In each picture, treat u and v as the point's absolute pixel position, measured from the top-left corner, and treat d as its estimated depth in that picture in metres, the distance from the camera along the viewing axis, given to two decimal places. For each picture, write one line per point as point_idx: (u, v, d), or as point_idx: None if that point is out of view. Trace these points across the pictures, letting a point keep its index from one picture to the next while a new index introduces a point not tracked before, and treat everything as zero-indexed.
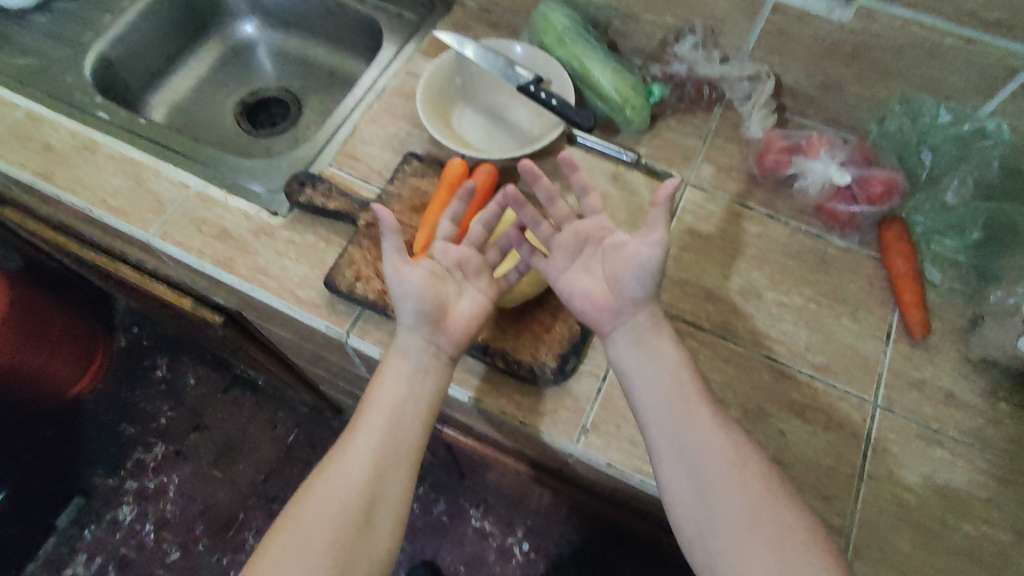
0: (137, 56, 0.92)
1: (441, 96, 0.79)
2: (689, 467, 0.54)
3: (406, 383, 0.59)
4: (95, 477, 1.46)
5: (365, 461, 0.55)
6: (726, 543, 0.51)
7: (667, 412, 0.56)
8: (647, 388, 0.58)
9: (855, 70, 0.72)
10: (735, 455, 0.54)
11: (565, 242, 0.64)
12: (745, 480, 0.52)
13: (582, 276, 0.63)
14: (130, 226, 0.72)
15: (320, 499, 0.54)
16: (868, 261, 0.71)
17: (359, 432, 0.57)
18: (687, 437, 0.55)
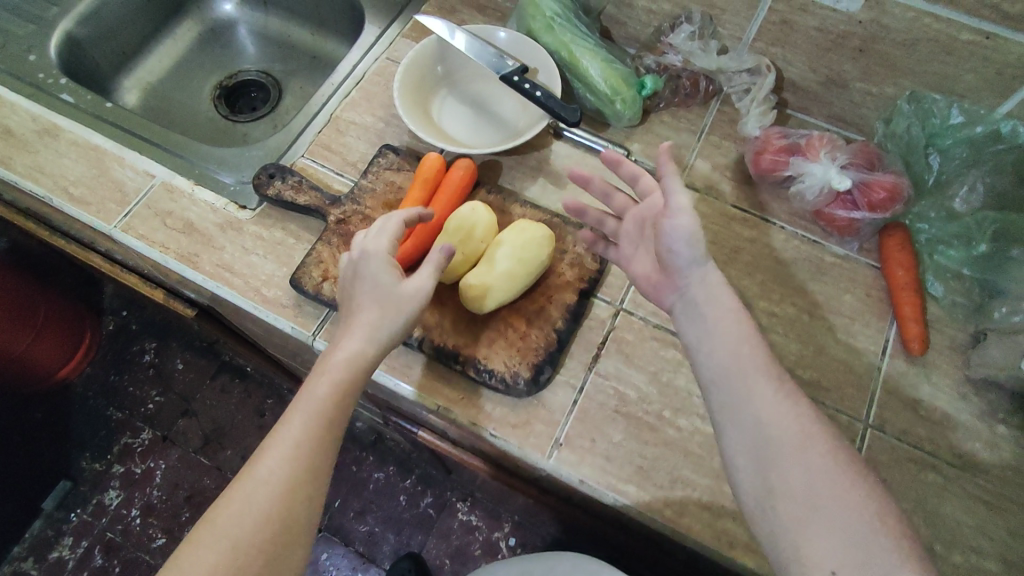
0: (107, 34, 0.88)
1: (420, 86, 0.74)
2: (750, 437, 0.46)
3: (343, 371, 0.52)
4: (82, 461, 1.44)
5: (288, 465, 0.48)
6: (790, 524, 0.43)
7: (725, 379, 0.49)
8: (707, 356, 0.51)
9: (862, 65, 0.67)
10: (801, 429, 0.45)
11: (629, 229, 0.61)
12: (810, 457, 0.44)
13: (647, 260, 0.59)
14: (91, 217, 0.69)
15: (234, 512, 0.47)
16: (866, 269, 0.67)
17: (307, 417, 0.50)
18: (746, 408, 0.47)
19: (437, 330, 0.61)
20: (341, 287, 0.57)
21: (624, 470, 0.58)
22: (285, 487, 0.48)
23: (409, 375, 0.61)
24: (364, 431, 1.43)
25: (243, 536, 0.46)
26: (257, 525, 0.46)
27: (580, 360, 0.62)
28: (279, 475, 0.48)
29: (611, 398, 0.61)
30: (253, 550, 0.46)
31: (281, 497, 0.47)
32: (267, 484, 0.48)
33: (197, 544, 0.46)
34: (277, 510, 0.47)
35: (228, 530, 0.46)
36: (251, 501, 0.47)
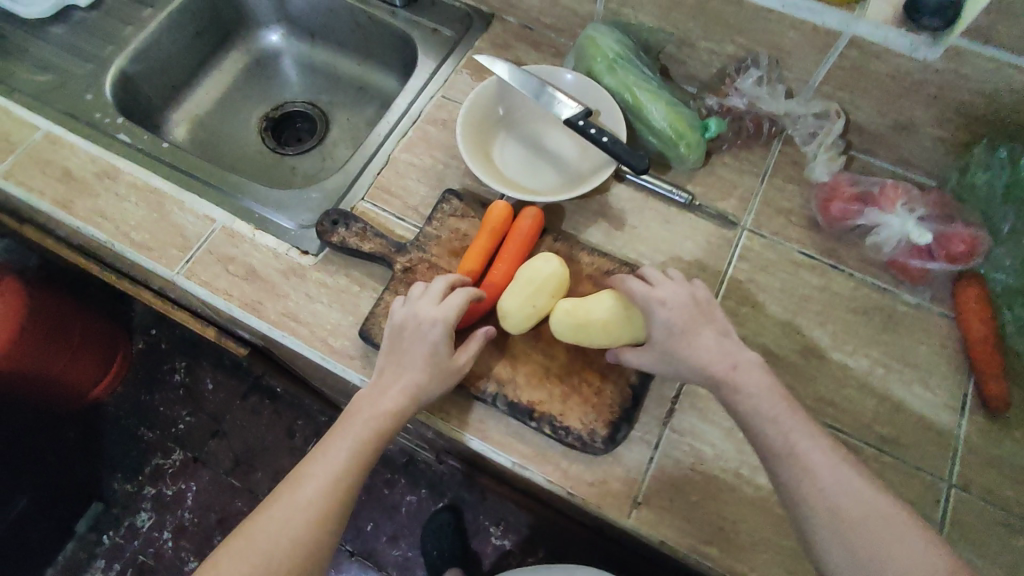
0: (158, 69, 0.87)
1: (482, 126, 0.73)
2: (828, 505, 0.47)
3: (383, 421, 0.57)
4: (114, 482, 1.45)
5: (323, 498, 0.54)
6: None
7: (787, 466, 0.49)
8: (759, 438, 0.51)
9: (936, 112, 0.66)
10: (870, 505, 0.47)
11: (673, 302, 0.56)
12: (886, 541, 0.46)
13: (706, 338, 0.55)
14: (153, 263, 0.68)
15: (268, 534, 0.52)
16: (940, 319, 0.66)
17: (343, 449, 0.56)
18: (810, 495, 0.48)
19: (511, 386, 0.61)
20: (392, 332, 0.60)
21: (704, 530, 0.58)
22: (318, 520, 0.53)
23: (483, 431, 0.61)
24: (396, 453, 1.43)
25: (277, 559, 0.51)
26: (290, 551, 0.51)
27: (654, 415, 0.62)
28: (314, 507, 0.53)
29: (687, 454, 0.61)
30: (282, 569, 0.51)
31: (313, 529, 0.52)
32: (302, 514, 0.53)
33: (236, 554, 0.51)
34: (306, 542, 0.52)
35: (263, 547, 0.51)
36: (286, 527, 0.52)
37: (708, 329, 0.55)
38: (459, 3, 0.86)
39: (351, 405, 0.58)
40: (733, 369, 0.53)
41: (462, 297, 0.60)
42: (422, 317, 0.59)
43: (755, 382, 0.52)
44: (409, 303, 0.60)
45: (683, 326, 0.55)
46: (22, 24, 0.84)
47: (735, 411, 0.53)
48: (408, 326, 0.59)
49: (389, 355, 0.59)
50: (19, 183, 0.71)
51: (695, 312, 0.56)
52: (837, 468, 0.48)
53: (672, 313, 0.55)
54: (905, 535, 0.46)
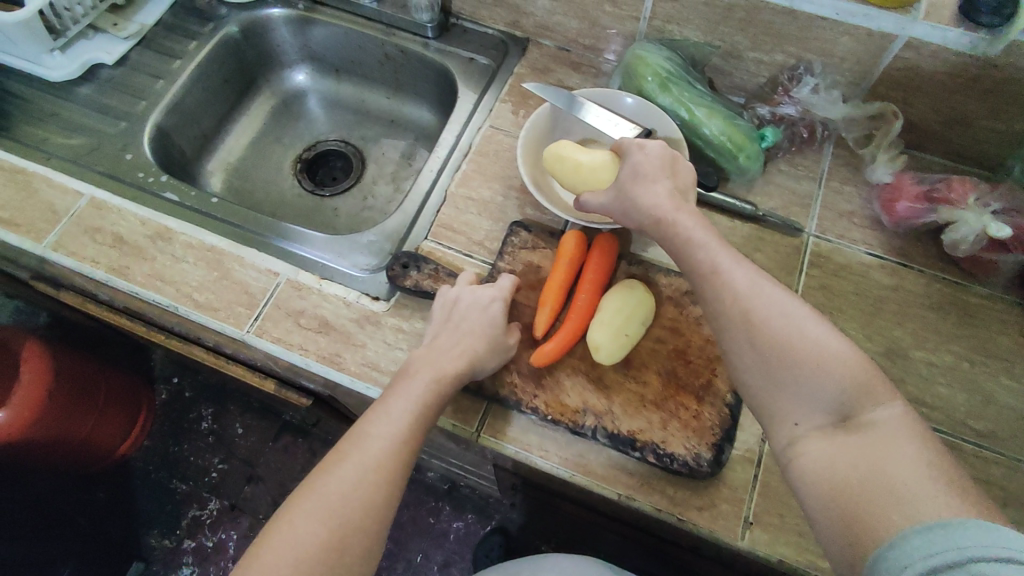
0: (190, 119, 0.85)
1: (540, 151, 0.73)
2: (725, 309, 0.49)
3: (444, 383, 0.57)
4: (151, 539, 1.33)
5: (390, 458, 0.52)
6: (770, 386, 0.47)
7: (709, 283, 0.51)
8: (688, 260, 0.53)
9: (992, 105, 0.66)
10: (776, 307, 0.48)
11: (649, 158, 0.59)
12: (792, 331, 0.47)
13: (661, 187, 0.57)
14: (221, 323, 0.66)
15: (336, 495, 0.50)
16: (1014, 309, 0.67)
17: (401, 409, 0.55)
18: (727, 302, 0.49)
19: (609, 416, 0.60)
20: (445, 306, 0.62)
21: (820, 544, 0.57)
22: (386, 480, 0.52)
23: (584, 465, 0.60)
24: (437, 479, 1.39)
25: (348, 520, 0.49)
26: (357, 511, 0.50)
27: (752, 432, 0.62)
28: (382, 466, 0.52)
29: None
30: (351, 529, 0.49)
31: (381, 486, 0.51)
32: (369, 472, 0.51)
33: (301, 516, 0.49)
34: (377, 502, 0.51)
35: (333, 508, 0.49)
36: (355, 487, 0.50)
37: (666, 182, 0.57)
38: (493, 30, 0.86)
39: (405, 371, 0.58)
40: (677, 211, 0.55)
41: (509, 279, 0.64)
42: (474, 294, 0.62)
43: (686, 222, 0.54)
44: (459, 284, 0.64)
45: (645, 172, 0.58)
46: (48, 86, 0.81)
47: (673, 244, 0.55)
48: (461, 299, 0.62)
49: (442, 326, 0.61)
50: (68, 253, 0.69)
51: (666, 167, 0.58)
52: (755, 281, 0.50)
53: (643, 163, 0.59)
54: (813, 332, 0.47)
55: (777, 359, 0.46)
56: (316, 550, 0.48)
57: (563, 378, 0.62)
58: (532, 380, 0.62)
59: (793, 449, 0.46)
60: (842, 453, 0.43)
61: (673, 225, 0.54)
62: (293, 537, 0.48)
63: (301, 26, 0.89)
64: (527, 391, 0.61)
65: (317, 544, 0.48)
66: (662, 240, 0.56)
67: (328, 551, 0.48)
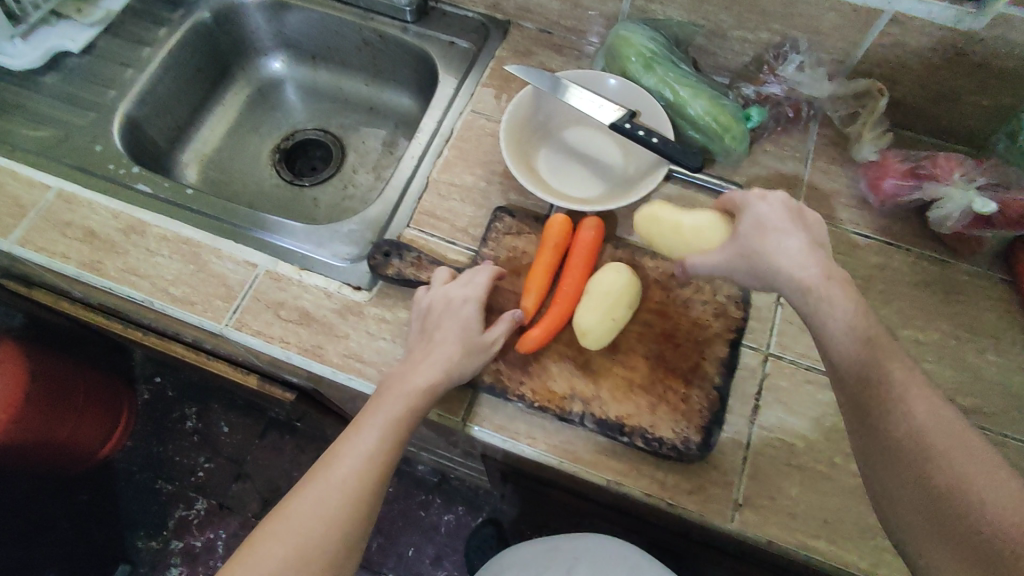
0: (163, 109, 0.83)
1: (523, 136, 0.71)
2: (866, 414, 0.46)
3: (417, 398, 0.55)
4: (137, 540, 1.31)
5: (358, 476, 0.51)
6: (912, 512, 0.42)
7: (859, 384, 0.47)
8: (834, 351, 0.49)
9: (978, 80, 0.66)
10: (928, 422, 0.43)
11: (774, 213, 0.56)
12: (944, 449, 0.42)
13: (797, 248, 0.53)
14: (198, 317, 0.65)
15: (303, 517, 0.49)
16: (1000, 284, 0.67)
17: (373, 428, 0.53)
18: (888, 418, 0.44)
19: (597, 403, 0.59)
20: (422, 313, 0.60)
21: (809, 524, 0.57)
22: (354, 498, 0.50)
23: (573, 452, 0.59)
24: (427, 472, 1.37)
25: (314, 543, 0.48)
26: (323, 534, 0.49)
27: (741, 414, 0.61)
28: (349, 487, 0.50)
29: (780, 450, 0.60)
30: (317, 553, 0.48)
31: (349, 508, 0.50)
32: (337, 494, 0.50)
33: (268, 540, 0.49)
34: (345, 525, 0.50)
35: (298, 531, 0.49)
36: (322, 509, 0.50)
37: (800, 238, 0.54)
38: (473, 13, 0.84)
39: (382, 387, 0.57)
40: (828, 279, 0.51)
41: (485, 275, 0.62)
42: (449, 299, 0.60)
43: (837, 298, 0.50)
44: (433, 285, 0.62)
45: (773, 226, 0.55)
46: (11, 76, 0.78)
47: (816, 327, 0.50)
48: (435, 304, 0.60)
49: (419, 334, 0.59)
50: (38, 249, 0.66)
51: (794, 223, 0.55)
52: (924, 402, 0.44)
53: (769, 220, 0.55)
54: (1003, 488, 0.39)
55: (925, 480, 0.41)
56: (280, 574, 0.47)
57: (550, 365, 0.61)
58: (518, 367, 0.60)
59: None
60: None
61: (827, 297, 0.50)
62: (259, 562, 0.48)
63: (275, 12, 0.87)
64: (512, 378, 0.60)
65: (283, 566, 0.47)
66: (811, 311, 0.51)
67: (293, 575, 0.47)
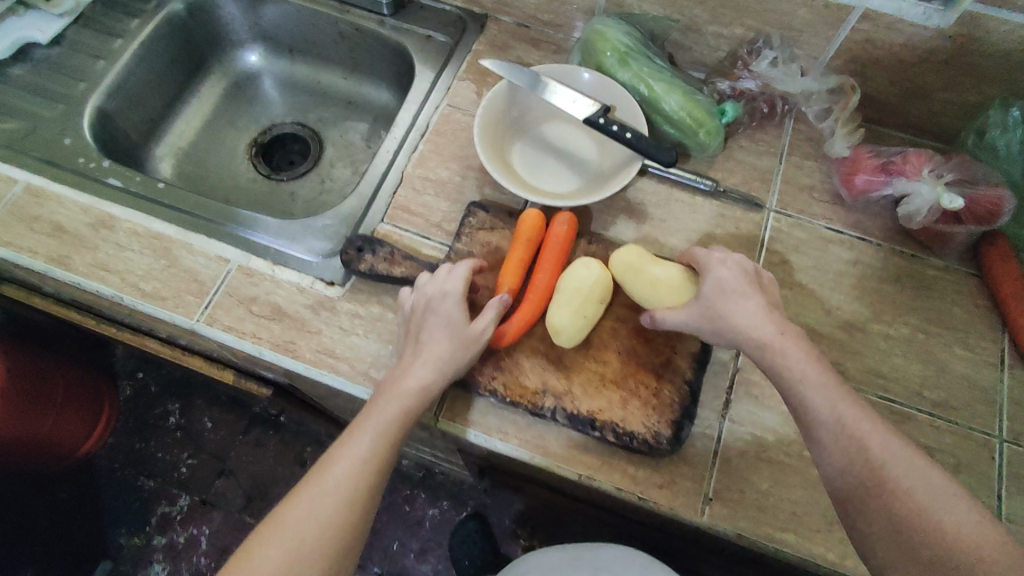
0: (135, 102, 0.82)
1: (498, 132, 0.71)
2: (839, 460, 0.48)
3: (408, 400, 0.55)
4: (119, 537, 1.27)
5: (354, 478, 0.52)
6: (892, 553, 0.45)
7: (826, 429, 0.49)
8: (801, 400, 0.51)
9: (948, 77, 0.66)
10: (893, 460, 0.47)
11: (731, 275, 0.57)
12: (908, 482, 0.46)
13: (754, 310, 0.55)
14: (169, 312, 0.64)
15: (300, 520, 0.50)
16: (969, 279, 0.67)
17: (366, 432, 0.53)
18: (850, 457, 0.48)
19: (568, 397, 0.59)
20: (409, 315, 0.60)
21: (778, 517, 0.58)
22: (349, 501, 0.51)
23: (544, 447, 0.59)
24: (411, 467, 1.35)
25: (307, 546, 0.49)
26: (318, 537, 0.49)
27: (712, 408, 0.62)
28: (343, 491, 0.51)
29: (750, 444, 0.60)
30: (311, 557, 0.48)
31: (343, 511, 0.50)
32: (331, 498, 0.50)
33: (263, 545, 0.49)
34: (339, 528, 0.50)
35: (293, 535, 0.49)
36: (317, 513, 0.50)
37: (756, 300, 0.55)
38: (450, 6, 0.83)
39: (375, 391, 0.57)
40: (783, 337, 0.54)
41: (465, 268, 0.61)
42: (434, 297, 0.59)
43: (794, 354, 0.53)
44: (416, 285, 0.61)
45: (731, 288, 0.56)
46: None
47: (779, 375, 0.53)
48: (420, 305, 0.59)
49: (407, 338, 0.59)
50: (5, 244, 0.65)
51: (750, 284, 0.57)
52: (880, 437, 0.48)
53: (727, 281, 0.56)
54: (950, 509, 0.45)
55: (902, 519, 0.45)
56: None
57: (522, 360, 0.61)
58: (490, 362, 0.60)
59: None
60: None
61: (784, 352, 0.53)
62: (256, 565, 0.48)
63: (251, 5, 0.86)
64: (485, 374, 0.60)
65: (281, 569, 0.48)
66: (770, 368, 0.53)
67: None
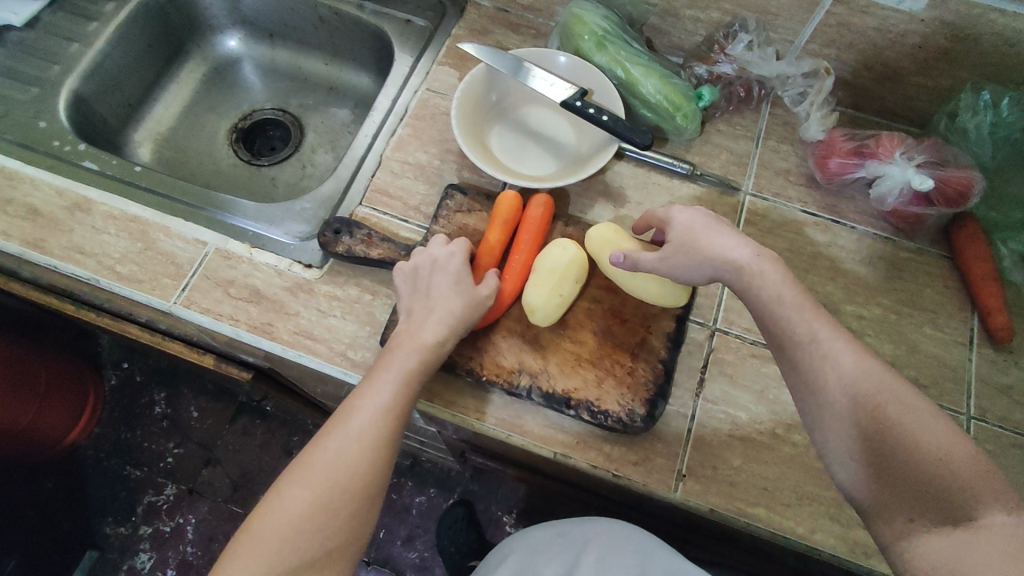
0: (113, 86, 0.81)
1: (476, 116, 0.71)
2: (811, 383, 0.49)
3: (426, 353, 0.55)
4: (105, 526, 1.27)
5: (374, 426, 0.52)
6: (863, 466, 0.46)
7: (803, 350, 0.50)
8: (778, 325, 0.52)
9: (920, 61, 0.67)
10: (863, 377, 0.47)
11: (695, 215, 0.59)
12: (880, 398, 0.46)
13: (729, 240, 0.56)
14: (146, 295, 0.64)
15: (324, 467, 0.50)
16: (940, 261, 0.68)
17: (385, 381, 0.54)
18: (824, 378, 0.49)
19: (545, 376, 0.60)
20: (409, 277, 0.60)
21: (749, 493, 0.59)
22: (373, 447, 0.51)
23: (521, 426, 0.60)
24: (398, 455, 1.34)
25: (335, 489, 0.49)
26: (344, 482, 0.50)
27: (686, 387, 0.62)
28: (367, 438, 0.51)
29: (723, 422, 0.61)
30: (339, 501, 0.49)
31: (367, 456, 0.51)
32: (355, 445, 0.51)
33: (290, 490, 0.49)
34: (364, 472, 0.50)
35: (319, 481, 0.49)
36: (341, 459, 0.50)
37: (727, 231, 0.57)
38: None
39: (389, 344, 0.57)
40: (759, 257, 0.55)
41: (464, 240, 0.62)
42: (440, 259, 0.61)
43: (769, 275, 0.54)
44: (416, 250, 0.61)
45: (701, 225, 0.58)
46: None
47: (755, 303, 0.54)
48: (426, 266, 0.60)
49: (413, 296, 0.59)
50: None
51: (715, 221, 0.58)
52: (871, 371, 0.48)
53: (694, 222, 0.58)
54: (927, 430, 0.45)
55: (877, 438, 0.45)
56: (305, 521, 0.48)
57: (499, 340, 0.61)
58: (466, 343, 0.61)
59: (905, 547, 0.43)
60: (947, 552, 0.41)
61: (761, 272, 0.54)
62: (284, 507, 0.49)
63: None
64: (463, 354, 0.60)
65: (308, 510, 0.49)
66: (763, 289, 0.53)
67: (317, 521, 0.48)
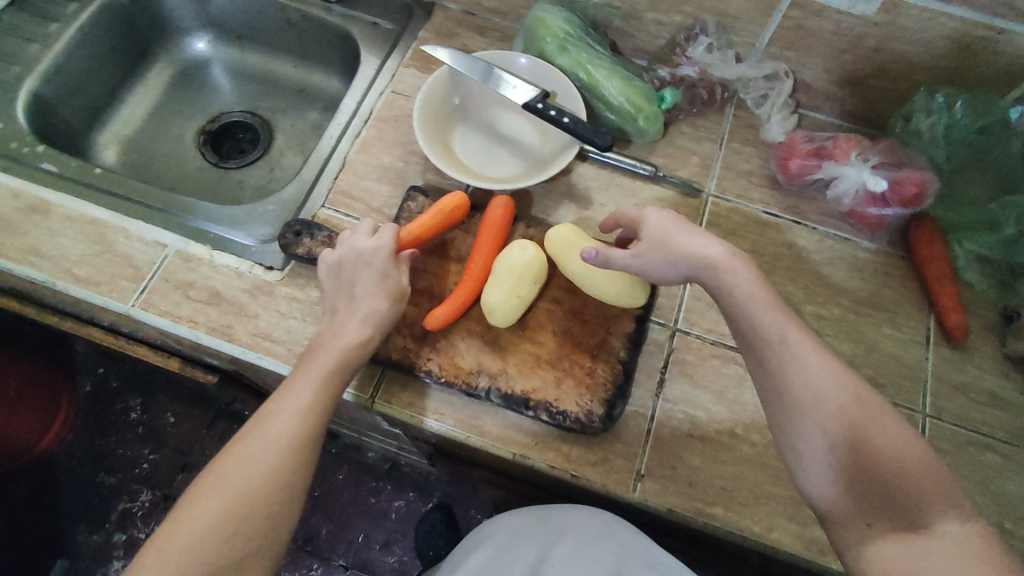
0: (76, 89, 0.81)
1: (439, 118, 0.71)
2: (780, 384, 0.48)
3: (347, 353, 0.55)
4: (77, 534, 1.25)
5: (294, 428, 0.51)
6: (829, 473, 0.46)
7: (769, 349, 0.50)
8: (748, 322, 0.51)
9: (876, 64, 0.68)
10: (831, 380, 0.47)
11: (667, 215, 0.58)
12: (844, 402, 0.47)
13: (702, 240, 0.55)
14: (103, 298, 0.63)
15: (240, 471, 0.49)
16: (899, 261, 0.69)
17: (305, 383, 0.53)
18: (792, 378, 0.48)
19: (503, 377, 0.60)
20: (332, 270, 0.60)
21: (706, 492, 0.59)
22: (291, 448, 0.51)
23: (480, 426, 0.60)
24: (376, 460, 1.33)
25: (251, 493, 0.48)
26: (261, 485, 0.49)
27: (646, 388, 0.63)
28: (285, 440, 0.51)
29: (683, 422, 0.61)
30: (256, 505, 0.48)
31: (284, 459, 0.50)
32: (273, 446, 0.50)
33: (203, 497, 0.48)
34: (282, 474, 0.49)
35: (235, 484, 0.48)
36: (258, 462, 0.49)
37: (699, 232, 0.56)
38: None
39: (310, 347, 0.57)
40: (733, 257, 0.54)
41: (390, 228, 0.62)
42: (363, 251, 0.60)
43: (741, 273, 0.53)
44: (340, 240, 0.61)
45: (673, 225, 0.57)
46: None
47: (723, 302, 0.53)
48: (348, 259, 0.60)
49: (337, 292, 0.59)
50: None
51: (687, 221, 0.57)
52: (842, 381, 0.47)
53: (667, 223, 0.57)
54: (888, 438, 0.46)
55: (842, 444, 0.46)
56: (217, 528, 0.47)
57: (459, 341, 0.61)
58: (425, 344, 0.61)
59: (862, 552, 0.44)
60: (903, 557, 0.42)
61: (733, 268, 0.53)
62: (193, 516, 0.47)
63: None
64: (419, 356, 0.60)
65: (220, 516, 0.47)
66: (735, 289, 0.52)
67: (230, 527, 0.47)
